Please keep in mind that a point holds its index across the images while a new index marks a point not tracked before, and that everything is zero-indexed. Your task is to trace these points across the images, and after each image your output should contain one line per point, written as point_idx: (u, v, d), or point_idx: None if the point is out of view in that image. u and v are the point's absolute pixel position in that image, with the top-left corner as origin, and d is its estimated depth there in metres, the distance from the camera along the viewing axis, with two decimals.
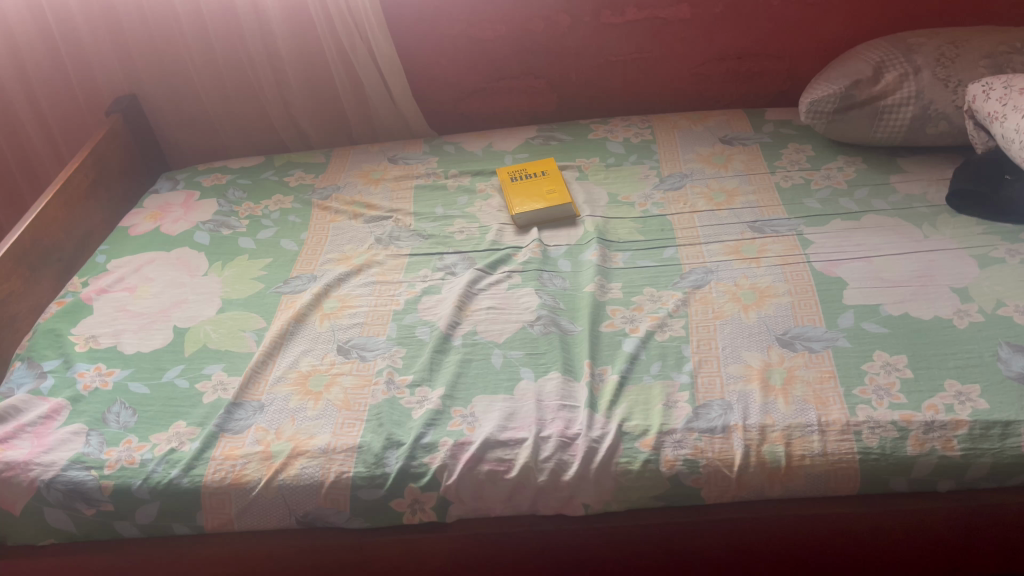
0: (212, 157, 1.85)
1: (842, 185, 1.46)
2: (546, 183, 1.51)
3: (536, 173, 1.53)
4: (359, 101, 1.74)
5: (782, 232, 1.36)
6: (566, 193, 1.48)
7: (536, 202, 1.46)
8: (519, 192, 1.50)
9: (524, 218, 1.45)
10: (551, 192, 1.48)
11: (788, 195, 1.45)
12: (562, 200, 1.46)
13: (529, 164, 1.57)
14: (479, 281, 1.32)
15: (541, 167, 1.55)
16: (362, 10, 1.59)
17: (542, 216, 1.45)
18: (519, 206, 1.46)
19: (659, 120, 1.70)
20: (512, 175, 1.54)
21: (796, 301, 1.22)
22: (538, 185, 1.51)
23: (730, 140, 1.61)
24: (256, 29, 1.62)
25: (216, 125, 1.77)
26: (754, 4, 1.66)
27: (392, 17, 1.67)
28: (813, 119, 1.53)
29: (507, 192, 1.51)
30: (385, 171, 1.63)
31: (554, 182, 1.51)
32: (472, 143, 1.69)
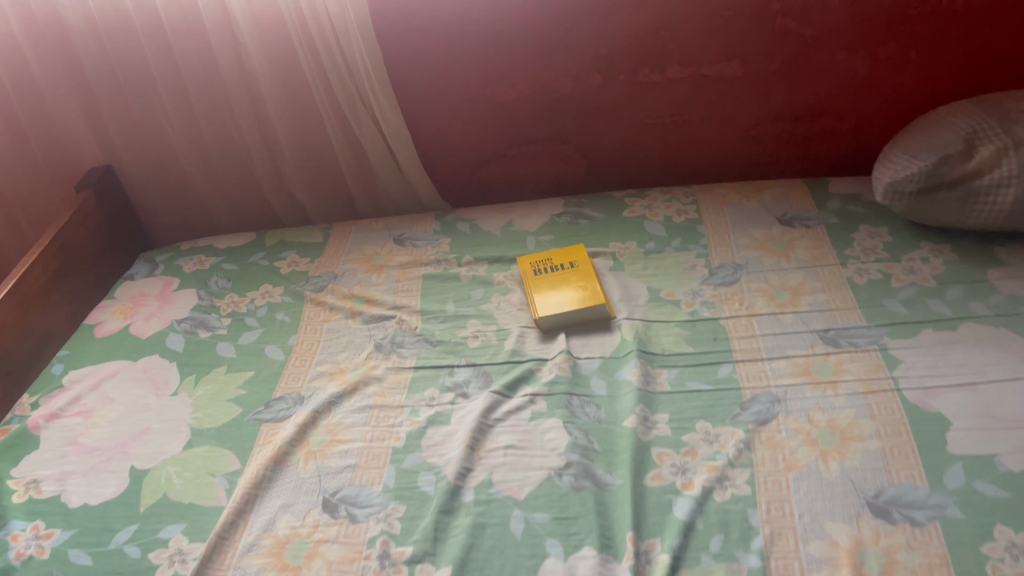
0: (200, 231, 1.65)
1: (930, 282, 1.23)
2: (576, 278, 1.28)
3: (564, 266, 1.31)
4: (362, 171, 1.53)
5: (862, 346, 1.14)
6: (599, 290, 1.25)
7: (564, 301, 1.23)
8: (544, 289, 1.27)
9: (551, 320, 1.22)
10: (582, 289, 1.26)
11: (864, 295, 1.22)
12: (596, 299, 1.23)
13: (555, 252, 1.35)
14: (497, 406, 1.10)
15: (569, 257, 1.33)
16: (364, 72, 1.38)
17: (571, 318, 1.22)
18: (543, 306, 1.23)
19: (705, 192, 1.47)
20: (536, 267, 1.32)
21: (887, 447, 0.99)
22: (566, 279, 1.28)
23: (790, 220, 1.38)
24: (244, 94, 1.42)
25: (202, 197, 1.57)
26: (818, 59, 1.43)
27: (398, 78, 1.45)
28: (892, 201, 1.31)
29: (528, 289, 1.28)
30: (390, 256, 1.42)
31: (585, 278, 1.28)
32: (490, 220, 1.47)
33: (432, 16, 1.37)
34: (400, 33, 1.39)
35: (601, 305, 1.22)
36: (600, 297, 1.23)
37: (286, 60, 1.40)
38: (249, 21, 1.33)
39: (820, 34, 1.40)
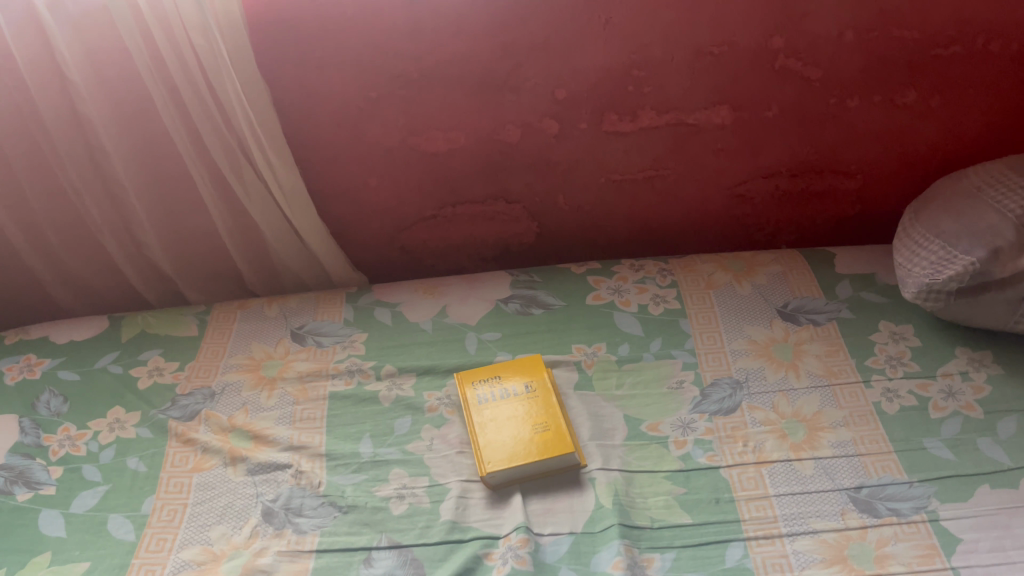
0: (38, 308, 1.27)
1: (976, 412, 0.98)
2: (534, 408, 0.97)
3: (517, 389, 1.00)
4: (249, 238, 1.18)
5: (907, 515, 0.88)
6: (564, 428, 0.95)
7: (519, 448, 0.93)
8: (492, 425, 0.96)
9: (502, 475, 0.92)
10: (542, 427, 0.95)
11: (898, 430, 0.96)
12: (562, 444, 0.92)
13: (504, 366, 1.03)
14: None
15: (523, 375, 1.02)
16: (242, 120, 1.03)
17: (529, 471, 0.92)
18: (491, 456, 0.92)
19: (686, 270, 1.18)
20: (479, 390, 1.00)
21: None
22: (518, 408, 0.98)
23: (793, 313, 1.11)
24: (79, 146, 1.05)
25: (36, 271, 1.19)
26: (826, 108, 1.15)
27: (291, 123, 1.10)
28: (927, 301, 1.04)
29: (470, 426, 0.97)
30: (285, 361, 1.09)
31: (545, 407, 0.97)
32: (416, 306, 1.15)
33: (332, 44, 1.02)
34: (293, 69, 1.04)
35: (568, 454, 0.92)
36: (567, 441, 0.93)
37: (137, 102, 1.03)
38: (79, 53, 0.96)
39: (830, 79, 1.11)
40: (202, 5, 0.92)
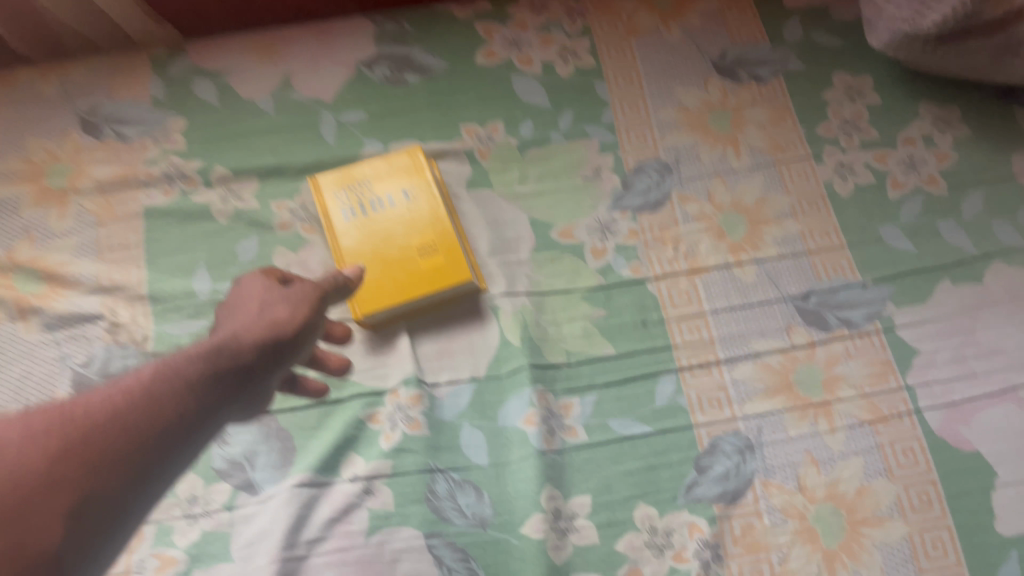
0: None
1: (940, 188, 0.83)
2: (418, 224, 0.76)
3: (394, 198, 0.77)
4: None
5: (859, 325, 0.75)
6: (457, 248, 0.74)
7: (403, 279, 0.73)
8: (366, 249, 0.75)
9: (382, 316, 0.73)
10: (430, 248, 0.74)
11: (852, 218, 0.81)
12: (456, 271, 0.73)
13: (375, 165, 0.79)
14: (312, 510, 0.66)
15: (402, 178, 0.79)
16: None
17: (416, 306, 0.73)
18: (367, 292, 0.72)
19: (601, 9, 0.92)
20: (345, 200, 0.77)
21: (915, 535, 0.66)
22: (397, 223, 0.76)
23: (733, 67, 0.89)
24: None
25: None
26: None
27: None
28: (902, 51, 0.84)
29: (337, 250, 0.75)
30: (78, 165, 0.81)
31: (433, 221, 0.76)
32: (251, 76, 0.87)
33: None
34: None
35: (467, 283, 0.73)
36: (463, 267, 0.73)
37: None
38: None
39: None
40: None
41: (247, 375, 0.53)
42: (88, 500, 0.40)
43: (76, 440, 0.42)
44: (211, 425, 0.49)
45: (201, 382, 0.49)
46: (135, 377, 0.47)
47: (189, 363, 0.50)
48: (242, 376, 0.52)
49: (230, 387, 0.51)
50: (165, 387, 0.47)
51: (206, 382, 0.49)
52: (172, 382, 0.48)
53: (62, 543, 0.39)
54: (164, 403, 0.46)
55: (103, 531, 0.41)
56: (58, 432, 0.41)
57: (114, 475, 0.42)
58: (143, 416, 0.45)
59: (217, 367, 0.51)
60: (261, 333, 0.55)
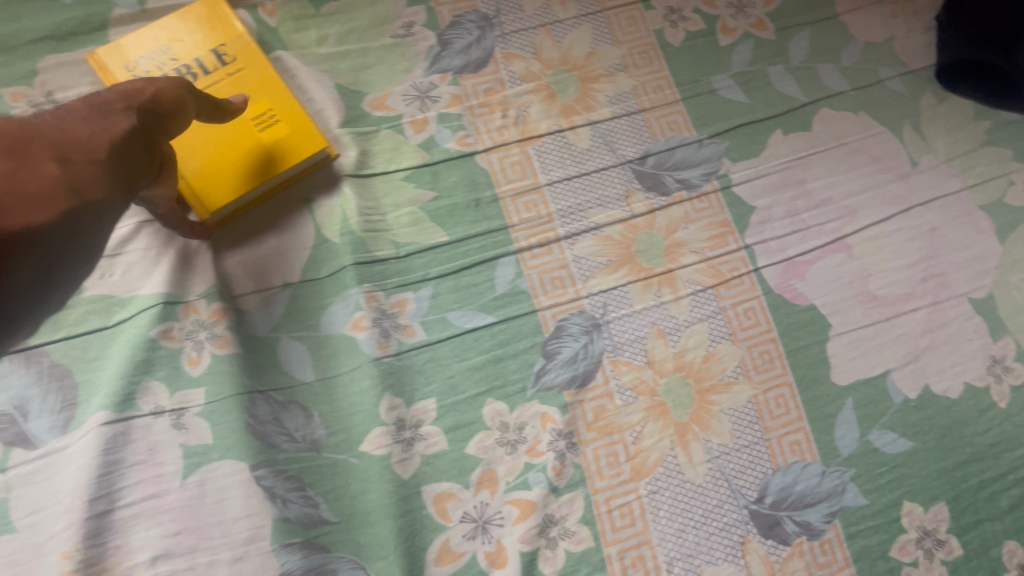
0: None
1: (767, 32, 0.79)
2: (244, 92, 0.64)
3: (207, 66, 0.65)
4: None
5: (697, 186, 0.72)
6: (300, 116, 0.64)
7: (251, 160, 0.63)
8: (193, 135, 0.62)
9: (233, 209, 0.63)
10: (270, 118, 0.64)
11: (684, 69, 0.76)
12: (310, 138, 0.64)
13: (164, 28, 0.65)
14: (118, 456, 0.55)
15: (205, 41, 0.65)
16: None
17: (270, 189, 0.64)
18: (211, 184, 0.62)
19: None
20: (145, 75, 0.62)
21: (760, 396, 0.66)
22: (218, 93, 0.64)
23: None
24: None
25: None
26: None
27: None
28: None
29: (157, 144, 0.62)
30: None
31: (260, 85, 0.65)
32: None
33: None
34: None
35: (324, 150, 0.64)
36: (314, 133, 0.64)
37: None
38: None
39: None
40: None
41: (150, 123, 0.53)
42: (65, 161, 0.45)
43: (26, 125, 0.45)
44: (134, 153, 0.50)
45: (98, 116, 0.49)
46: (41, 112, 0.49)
47: (84, 102, 0.50)
48: (142, 117, 0.52)
49: (135, 122, 0.51)
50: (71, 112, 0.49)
51: (106, 113, 0.50)
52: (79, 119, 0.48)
53: (65, 185, 0.43)
54: (81, 124, 0.48)
55: (89, 194, 0.45)
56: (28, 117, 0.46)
57: (70, 156, 0.45)
58: (65, 128, 0.47)
59: (112, 103, 0.51)
60: (143, 90, 0.53)
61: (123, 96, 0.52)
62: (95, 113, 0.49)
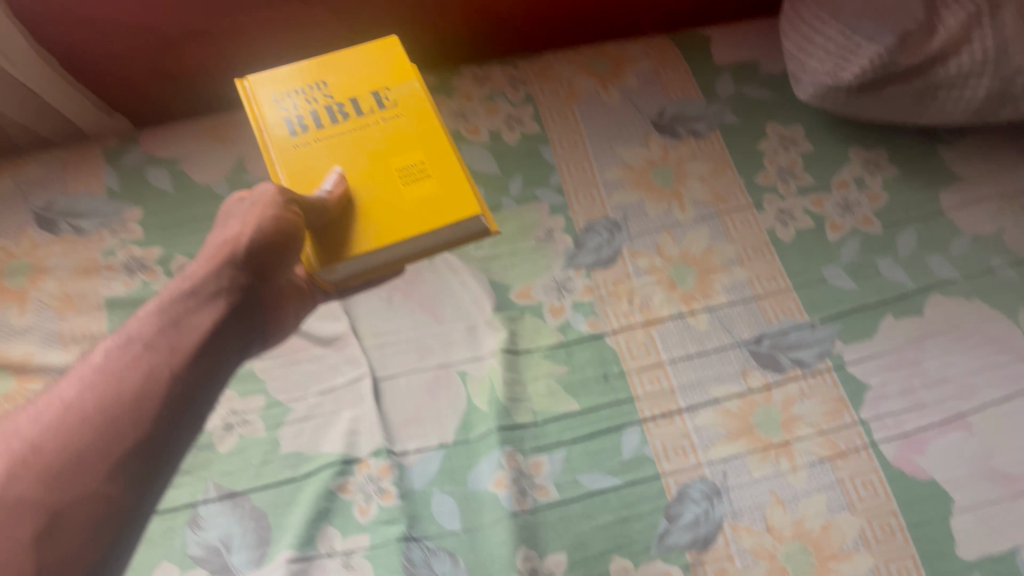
0: None
1: (874, 228, 0.87)
2: (397, 131, 0.63)
3: (365, 107, 0.64)
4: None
5: (810, 365, 0.78)
6: (446, 173, 0.61)
7: (381, 207, 0.60)
8: (325, 170, 0.61)
9: (343, 269, 0.60)
10: (415, 163, 0.61)
11: (796, 262, 0.85)
12: (456, 203, 0.60)
13: (326, 64, 0.66)
14: None
15: (371, 84, 0.65)
16: None
17: (395, 255, 0.61)
18: (325, 236, 0.59)
19: (541, 77, 0.97)
20: (295, 107, 0.64)
21: (882, 566, 0.68)
22: (366, 134, 0.63)
23: (670, 124, 0.94)
24: None
25: None
26: None
27: None
28: (824, 103, 0.91)
29: (283, 165, 0.61)
30: (36, 261, 0.81)
31: (416, 131, 0.63)
32: (207, 165, 0.89)
33: None
34: None
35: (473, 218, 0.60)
36: (462, 197, 0.60)
37: None
38: None
39: None
40: None
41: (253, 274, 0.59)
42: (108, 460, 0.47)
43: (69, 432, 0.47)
44: (211, 345, 0.55)
45: (162, 329, 0.54)
46: (111, 342, 0.53)
47: (160, 310, 0.55)
48: (233, 289, 0.57)
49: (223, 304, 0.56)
50: (134, 343, 0.52)
51: (184, 317, 0.55)
52: (135, 358, 0.51)
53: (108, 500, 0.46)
54: (142, 365, 0.51)
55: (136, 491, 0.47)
56: (87, 379, 0.50)
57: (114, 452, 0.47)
58: (116, 407, 0.49)
59: (199, 293, 0.56)
60: (235, 240, 0.58)
61: (214, 277, 0.57)
62: (166, 327, 0.54)
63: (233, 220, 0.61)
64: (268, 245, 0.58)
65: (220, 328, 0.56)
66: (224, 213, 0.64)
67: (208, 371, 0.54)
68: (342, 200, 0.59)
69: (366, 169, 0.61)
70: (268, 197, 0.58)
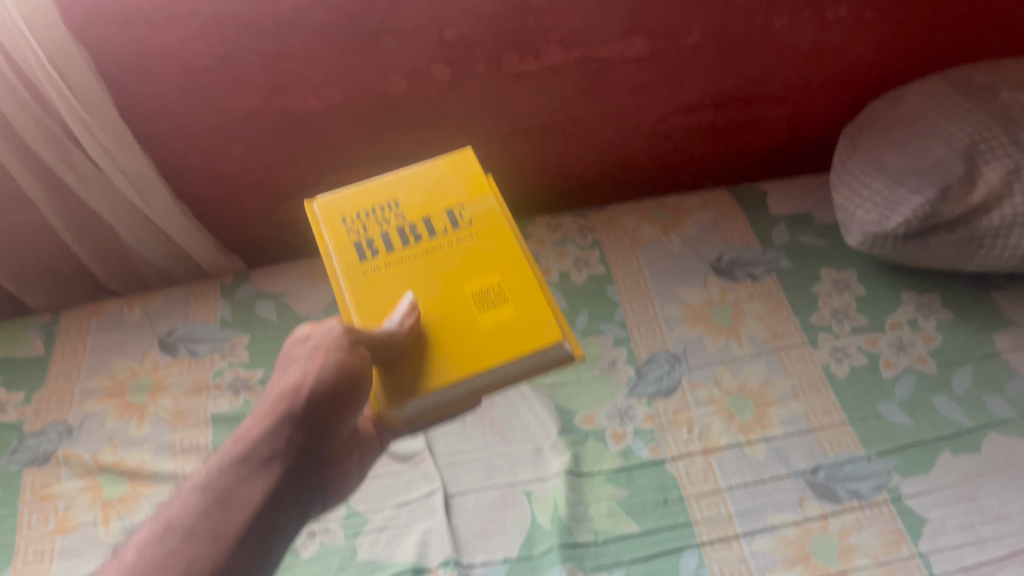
0: None
1: (929, 366, 0.90)
2: (472, 254, 0.64)
3: (439, 228, 0.66)
4: (102, 233, 1.03)
5: (867, 497, 0.80)
6: (525, 301, 0.61)
7: (454, 337, 0.60)
8: (397, 298, 0.62)
9: (410, 405, 0.59)
10: (490, 288, 0.62)
11: (851, 396, 0.88)
12: (535, 329, 0.59)
13: (401, 188, 0.70)
14: None
15: (445, 206, 0.68)
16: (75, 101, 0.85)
17: (469, 387, 0.59)
18: (393, 371, 0.59)
19: (608, 225, 1.08)
20: (367, 231, 0.66)
21: None
22: (441, 260, 0.64)
23: (727, 267, 1.02)
24: None
25: None
26: (751, 28, 1.03)
27: (138, 102, 0.94)
28: (873, 249, 0.97)
29: (352, 293, 0.63)
30: (156, 380, 0.92)
31: (494, 256, 0.64)
32: (308, 298, 1.01)
33: None
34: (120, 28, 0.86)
35: (554, 345, 0.58)
36: (541, 324, 0.59)
37: None
38: None
39: None
40: None
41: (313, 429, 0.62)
42: None
43: None
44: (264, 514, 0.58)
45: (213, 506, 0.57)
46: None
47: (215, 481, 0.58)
48: (291, 448, 0.61)
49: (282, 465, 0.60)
50: (182, 526, 0.55)
51: (237, 488, 0.58)
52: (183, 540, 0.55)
53: None
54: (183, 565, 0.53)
55: None
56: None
57: None
58: None
59: (255, 457, 0.60)
60: (294, 391, 0.62)
61: (270, 438, 0.60)
62: (212, 508, 0.57)
63: (293, 366, 0.64)
64: (327, 389, 0.61)
65: (273, 494, 0.59)
66: (285, 354, 0.67)
67: (261, 541, 0.57)
68: (415, 332, 0.60)
69: (442, 299, 0.62)
70: (336, 335, 0.61)
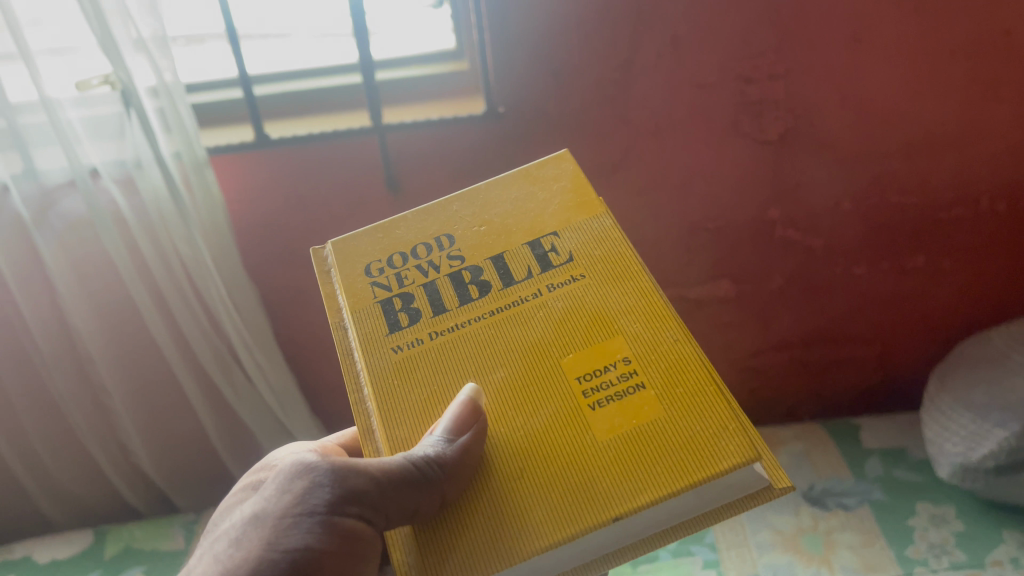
0: (36, 529, 1.24)
1: None
2: (571, 320, 0.54)
3: (517, 278, 0.57)
4: (250, 443, 1.18)
5: None
6: (658, 396, 0.49)
7: (570, 457, 0.48)
8: (455, 390, 0.53)
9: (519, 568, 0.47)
10: (608, 377, 0.51)
11: None
12: (695, 445, 0.47)
13: (453, 223, 0.61)
14: None
15: (524, 249, 0.58)
16: (242, 329, 1.02)
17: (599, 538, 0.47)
18: (494, 516, 0.48)
19: None
20: (404, 284, 0.58)
21: None
22: (529, 330, 0.54)
23: (819, 498, 1.04)
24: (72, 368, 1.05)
25: (31, 491, 1.16)
26: (833, 275, 1.13)
27: (293, 332, 1.12)
28: (966, 481, 0.97)
29: (375, 376, 0.54)
30: None
31: (604, 326, 0.53)
32: None
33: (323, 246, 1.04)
34: (286, 271, 1.06)
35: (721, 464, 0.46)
36: (693, 436, 0.47)
37: (134, 321, 1.04)
38: (75, 288, 0.97)
39: (833, 246, 1.10)
40: (187, 217, 0.91)
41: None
42: None
43: None
44: None
45: None
46: None
47: None
48: None
49: None
50: None
51: None
52: None
53: None
54: None
55: None
56: None
57: None
58: None
59: None
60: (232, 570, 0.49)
61: None
62: None
63: (226, 544, 0.52)
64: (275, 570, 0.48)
65: None
66: (220, 529, 0.55)
67: None
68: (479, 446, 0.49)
69: (548, 398, 0.51)
70: (301, 491, 0.51)
